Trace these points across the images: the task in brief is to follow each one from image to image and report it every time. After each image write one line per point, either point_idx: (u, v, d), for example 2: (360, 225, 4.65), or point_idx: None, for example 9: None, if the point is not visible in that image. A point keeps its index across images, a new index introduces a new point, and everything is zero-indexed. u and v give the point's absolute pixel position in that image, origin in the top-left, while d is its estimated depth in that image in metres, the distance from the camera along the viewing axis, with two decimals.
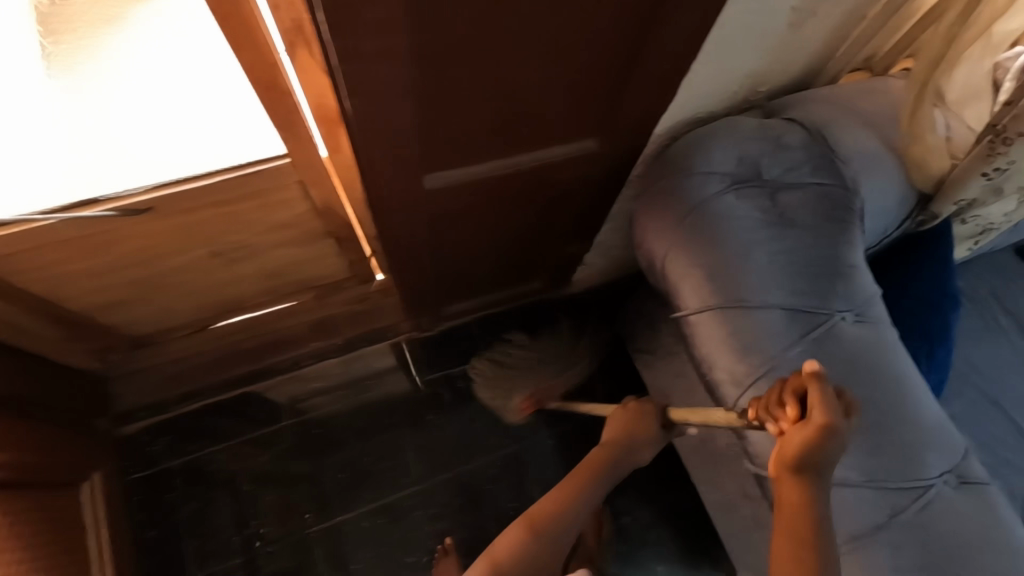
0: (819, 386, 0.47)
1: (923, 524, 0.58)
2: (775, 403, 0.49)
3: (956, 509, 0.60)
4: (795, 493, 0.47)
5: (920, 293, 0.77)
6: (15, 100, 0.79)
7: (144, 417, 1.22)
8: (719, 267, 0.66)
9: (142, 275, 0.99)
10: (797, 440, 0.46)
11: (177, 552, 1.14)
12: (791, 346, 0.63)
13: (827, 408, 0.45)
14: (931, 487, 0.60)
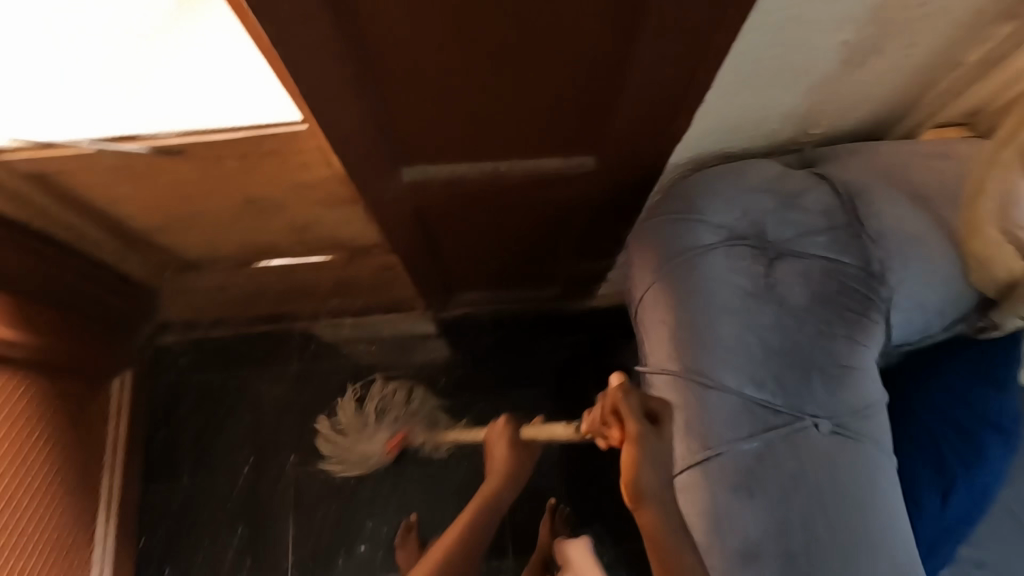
0: (625, 398, 0.52)
1: None
2: (603, 423, 0.54)
3: None
4: (646, 519, 0.50)
5: (940, 414, 0.67)
6: (123, 24, 0.88)
7: (178, 331, 1.37)
8: (682, 330, 0.57)
9: (184, 209, 1.09)
10: (626, 456, 0.50)
11: (181, 456, 1.28)
12: (741, 440, 0.54)
13: (630, 414, 0.51)
14: None
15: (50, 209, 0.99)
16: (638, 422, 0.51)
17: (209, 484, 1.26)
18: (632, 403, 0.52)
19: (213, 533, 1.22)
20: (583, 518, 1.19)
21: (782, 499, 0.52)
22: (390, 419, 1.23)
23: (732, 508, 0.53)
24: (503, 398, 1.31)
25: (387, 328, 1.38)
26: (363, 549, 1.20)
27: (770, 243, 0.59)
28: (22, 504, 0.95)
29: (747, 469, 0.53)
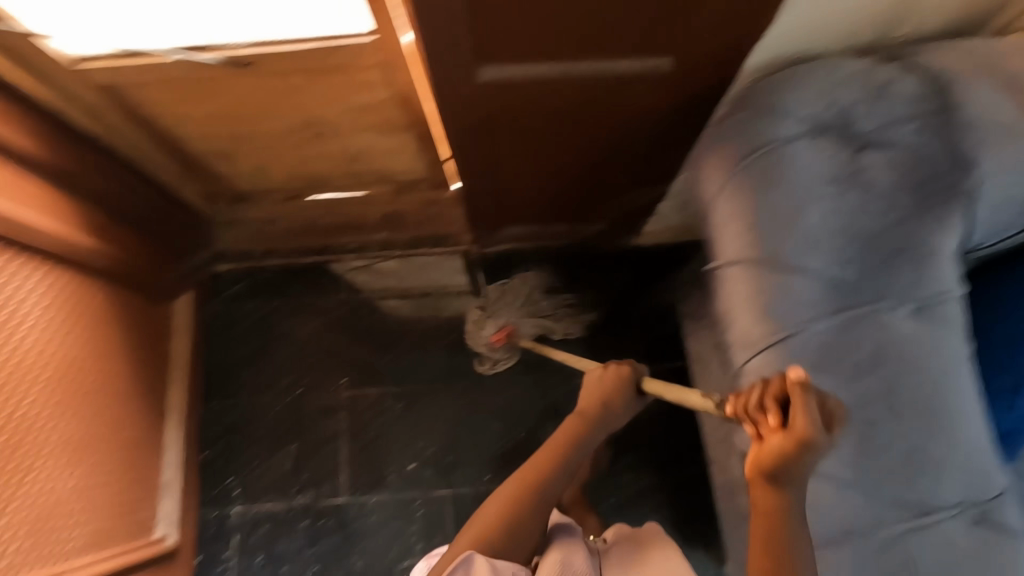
0: (800, 396, 0.50)
1: (908, 545, 0.53)
2: (755, 407, 0.54)
3: (957, 543, 0.53)
4: (768, 502, 0.53)
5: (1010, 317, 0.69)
6: None
7: (233, 260, 1.40)
8: (765, 218, 0.59)
9: (246, 130, 1.11)
10: (777, 446, 0.50)
11: (238, 377, 1.32)
12: (820, 318, 0.56)
13: (804, 412, 0.49)
14: (933, 513, 0.54)
15: (122, 125, 1.03)
16: (810, 423, 0.49)
17: (266, 403, 1.30)
18: (809, 403, 0.49)
19: (270, 448, 1.26)
20: (625, 445, 1.23)
21: (859, 376, 0.55)
22: (530, 317, 1.27)
23: None
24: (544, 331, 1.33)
25: (422, 278, 1.39)
26: (413, 467, 1.24)
27: (857, 132, 0.59)
28: (97, 401, 0.98)
29: (826, 346, 0.56)
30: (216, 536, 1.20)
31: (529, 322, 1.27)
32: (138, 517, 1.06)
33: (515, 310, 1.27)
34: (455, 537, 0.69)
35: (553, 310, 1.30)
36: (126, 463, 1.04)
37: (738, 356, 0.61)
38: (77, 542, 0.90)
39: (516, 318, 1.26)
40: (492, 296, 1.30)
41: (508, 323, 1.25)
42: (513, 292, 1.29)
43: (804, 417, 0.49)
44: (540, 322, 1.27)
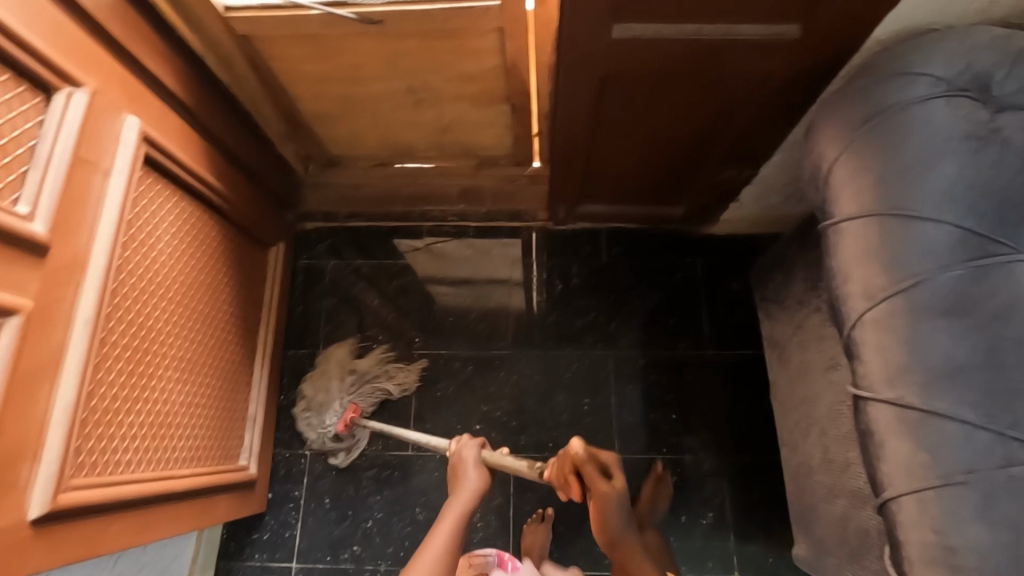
0: (581, 461, 0.84)
1: None
2: (564, 483, 0.86)
3: None
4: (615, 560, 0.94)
5: None
6: None
7: (319, 220, 1.50)
8: (896, 171, 0.61)
9: (352, 92, 1.17)
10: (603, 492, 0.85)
11: (317, 329, 1.40)
12: (950, 267, 0.58)
13: (585, 464, 0.84)
14: None
15: (245, 77, 1.12)
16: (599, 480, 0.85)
17: (341, 355, 1.37)
18: (592, 469, 0.85)
19: None
20: (688, 426, 1.25)
21: (990, 320, 0.56)
22: (360, 385, 1.28)
23: (937, 328, 0.57)
24: (610, 305, 1.36)
25: (490, 254, 1.44)
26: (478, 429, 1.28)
27: (992, 97, 0.62)
28: (205, 328, 1.04)
29: (956, 293, 0.57)
30: (287, 476, 1.27)
31: (363, 391, 1.28)
32: (227, 445, 1.12)
33: (342, 392, 1.26)
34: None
35: (375, 369, 1.31)
36: (221, 390, 1.10)
37: (854, 307, 0.63)
38: (181, 453, 0.96)
39: (349, 396, 1.26)
40: (312, 391, 1.28)
41: (354, 406, 1.25)
42: (326, 380, 1.27)
43: (587, 466, 0.84)
44: (372, 386, 1.29)
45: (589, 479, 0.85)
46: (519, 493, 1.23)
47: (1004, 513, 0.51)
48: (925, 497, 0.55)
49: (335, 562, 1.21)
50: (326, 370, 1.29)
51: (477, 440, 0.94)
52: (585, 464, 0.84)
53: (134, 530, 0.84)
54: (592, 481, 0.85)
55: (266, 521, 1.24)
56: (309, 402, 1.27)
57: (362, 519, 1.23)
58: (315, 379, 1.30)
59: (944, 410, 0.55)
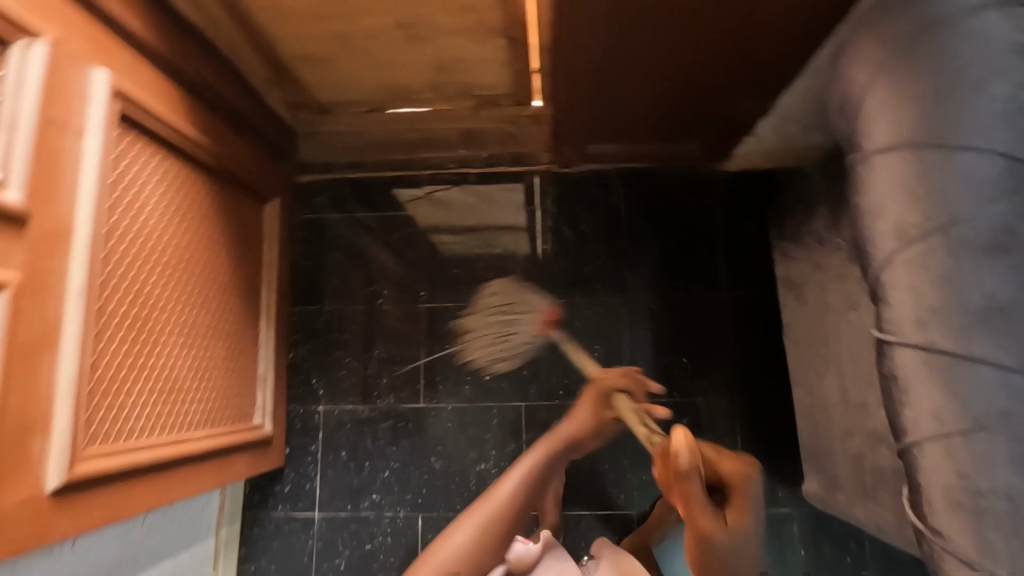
0: (681, 460, 0.69)
1: None
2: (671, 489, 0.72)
3: None
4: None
5: None
6: None
7: (317, 170, 1.43)
8: (938, 95, 0.55)
9: (336, 30, 1.07)
10: (699, 516, 0.69)
11: (322, 284, 1.38)
12: (996, 199, 0.52)
13: (684, 467, 0.68)
14: None
15: (220, 19, 1.03)
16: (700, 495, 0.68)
17: (349, 309, 1.36)
18: (693, 481, 0.68)
19: (354, 351, 1.33)
20: (700, 369, 1.24)
21: None
22: (517, 315, 1.19)
23: (975, 267, 0.53)
24: (620, 250, 1.32)
25: (494, 201, 1.39)
26: (490, 380, 1.28)
27: None
28: (207, 291, 1.03)
29: (998, 227, 0.52)
30: (304, 431, 1.29)
31: (523, 318, 1.18)
32: (241, 404, 1.13)
33: (515, 327, 1.19)
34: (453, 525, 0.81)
35: (527, 302, 1.20)
36: (228, 353, 1.10)
37: (884, 245, 0.60)
38: (196, 415, 0.97)
39: (520, 331, 1.19)
40: (481, 350, 1.24)
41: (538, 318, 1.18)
42: (495, 328, 1.20)
43: (685, 469, 0.68)
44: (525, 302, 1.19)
45: (690, 497, 0.69)
46: (533, 439, 1.25)
47: None
48: (953, 444, 0.53)
49: (356, 510, 1.25)
50: (479, 324, 1.23)
51: (615, 382, 0.98)
52: (687, 473, 0.68)
53: (158, 491, 0.85)
54: (695, 502, 0.68)
55: (286, 474, 1.27)
56: (496, 354, 1.22)
57: (379, 470, 1.26)
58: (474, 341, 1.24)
59: (978, 355, 0.52)
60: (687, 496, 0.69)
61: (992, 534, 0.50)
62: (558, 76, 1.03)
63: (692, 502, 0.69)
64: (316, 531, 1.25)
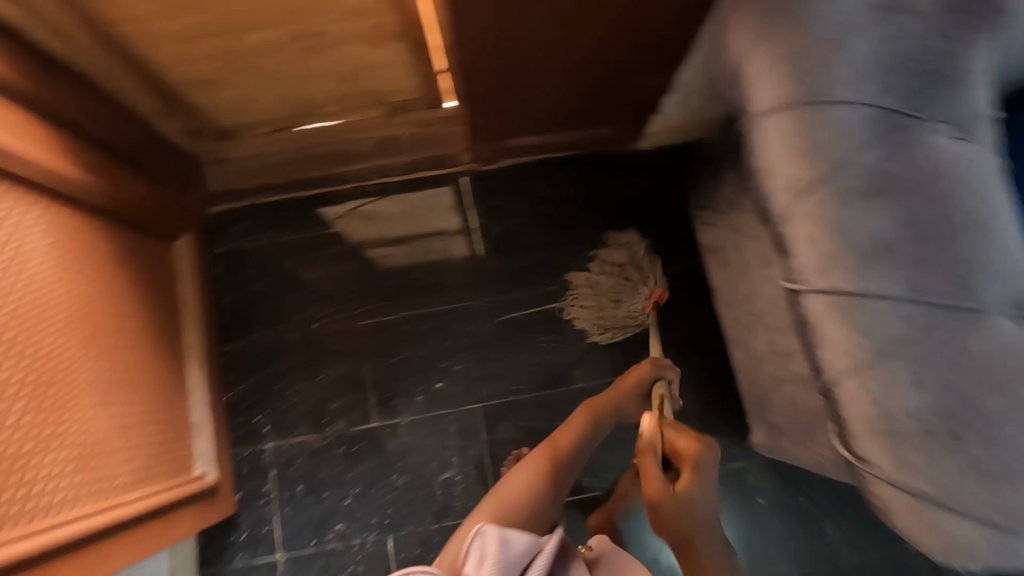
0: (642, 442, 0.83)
1: (962, 343, 0.55)
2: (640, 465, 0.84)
3: (1010, 336, 0.56)
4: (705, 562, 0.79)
5: None
6: None
7: (227, 200, 1.36)
8: (807, 54, 0.59)
9: (224, 49, 1.01)
10: (651, 485, 0.79)
11: (251, 317, 1.31)
12: (868, 147, 0.58)
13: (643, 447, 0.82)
14: (985, 312, 0.56)
15: (92, 48, 0.95)
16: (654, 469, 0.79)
17: (283, 339, 1.30)
18: (648, 456, 0.81)
19: (295, 380, 1.27)
20: (644, 342, 1.28)
21: (909, 195, 0.58)
22: (627, 280, 1.20)
23: (860, 211, 0.58)
24: (551, 239, 1.34)
25: (420, 207, 1.37)
26: (441, 386, 1.27)
27: None
28: (117, 343, 0.95)
29: (874, 172, 0.58)
30: (253, 472, 1.23)
31: (636, 284, 1.19)
32: (176, 456, 1.06)
33: (627, 293, 1.20)
34: (486, 499, 0.82)
35: (641, 267, 1.21)
36: (152, 405, 1.02)
37: (779, 201, 0.62)
38: (124, 477, 0.90)
39: (628, 295, 1.19)
40: (585, 317, 1.25)
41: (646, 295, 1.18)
42: (605, 290, 1.22)
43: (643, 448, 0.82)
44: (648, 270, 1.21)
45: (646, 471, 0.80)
46: (493, 438, 1.24)
47: (933, 377, 0.55)
48: (864, 376, 0.57)
49: (321, 544, 1.20)
50: (586, 287, 1.24)
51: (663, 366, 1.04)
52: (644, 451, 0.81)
53: (93, 565, 0.78)
54: (650, 475, 0.79)
55: (240, 520, 1.21)
56: (603, 322, 1.23)
57: (340, 497, 1.22)
58: (581, 308, 1.26)
59: (874, 290, 0.57)
60: (645, 467, 0.80)
61: (906, 452, 0.55)
62: (458, 74, 1.01)
63: (650, 472, 0.79)
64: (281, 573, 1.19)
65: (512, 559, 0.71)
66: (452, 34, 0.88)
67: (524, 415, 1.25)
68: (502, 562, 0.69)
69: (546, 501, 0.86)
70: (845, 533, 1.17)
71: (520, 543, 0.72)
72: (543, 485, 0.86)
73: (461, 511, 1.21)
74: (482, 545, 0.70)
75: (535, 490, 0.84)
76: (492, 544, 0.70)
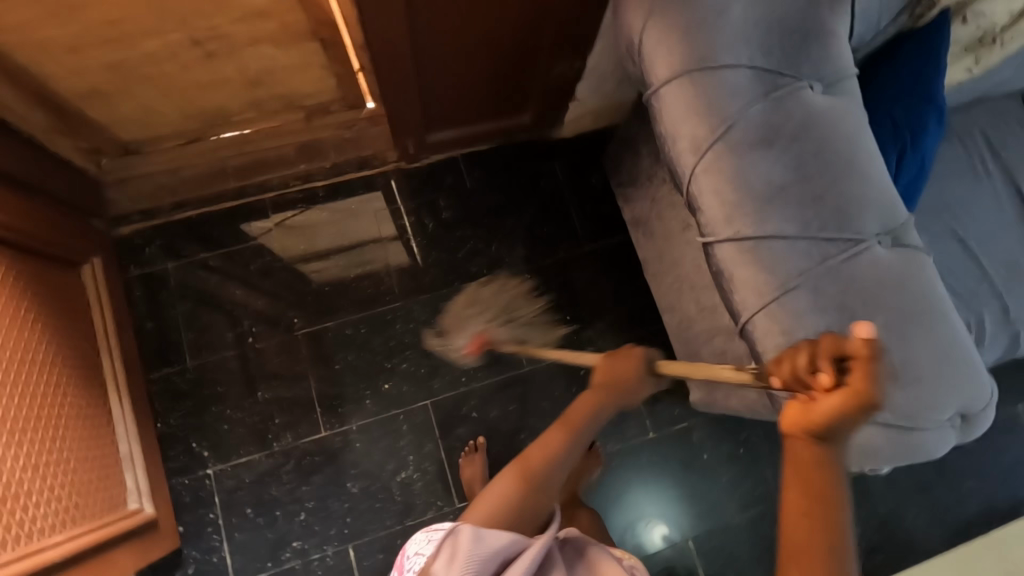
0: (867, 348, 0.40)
1: (847, 269, 0.63)
2: (805, 371, 0.43)
3: (885, 260, 0.64)
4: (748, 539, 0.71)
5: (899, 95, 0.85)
6: None
7: (137, 220, 1.28)
8: (693, 25, 0.65)
9: (121, 57, 0.96)
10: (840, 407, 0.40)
11: (177, 340, 1.24)
12: (753, 106, 0.65)
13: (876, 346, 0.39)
14: (864, 241, 0.64)
15: None
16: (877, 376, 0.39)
17: (216, 359, 1.24)
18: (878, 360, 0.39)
19: (234, 400, 1.22)
20: (585, 322, 1.32)
21: (792, 144, 0.65)
22: (506, 321, 1.23)
23: (752, 163, 0.64)
24: (484, 231, 1.36)
25: (351, 211, 1.35)
26: (389, 387, 1.26)
27: None
28: (24, 376, 0.87)
29: (762, 127, 0.65)
30: (196, 502, 1.16)
31: (506, 326, 1.22)
32: (106, 494, 0.98)
33: (496, 320, 1.22)
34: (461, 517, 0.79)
35: (529, 318, 1.25)
36: (72, 441, 0.94)
37: (686, 162, 0.67)
38: (44, 521, 0.83)
39: (492, 322, 1.21)
40: (451, 313, 1.26)
41: (479, 330, 1.20)
42: (473, 308, 1.24)
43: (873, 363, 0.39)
44: (516, 326, 1.22)
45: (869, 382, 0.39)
46: (447, 431, 1.24)
47: (826, 301, 0.62)
48: (772, 310, 0.63)
49: (278, 565, 1.15)
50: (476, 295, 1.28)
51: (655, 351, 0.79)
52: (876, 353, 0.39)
53: None
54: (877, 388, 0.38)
55: (186, 555, 1.14)
56: (456, 322, 1.24)
57: (294, 514, 1.18)
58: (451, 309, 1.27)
59: (771, 232, 0.63)
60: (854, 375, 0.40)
61: None
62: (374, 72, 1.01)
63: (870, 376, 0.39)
64: None
65: (488, 557, 0.69)
66: (363, 30, 0.89)
67: (476, 405, 1.26)
68: (474, 559, 0.69)
69: (527, 513, 0.78)
70: (782, 472, 1.27)
71: (498, 541, 0.70)
72: (513, 505, 0.78)
73: (422, 508, 1.20)
74: (454, 544, 0.70)
75: (498, 517, 0.77)
76: (463, 541, 0.69)
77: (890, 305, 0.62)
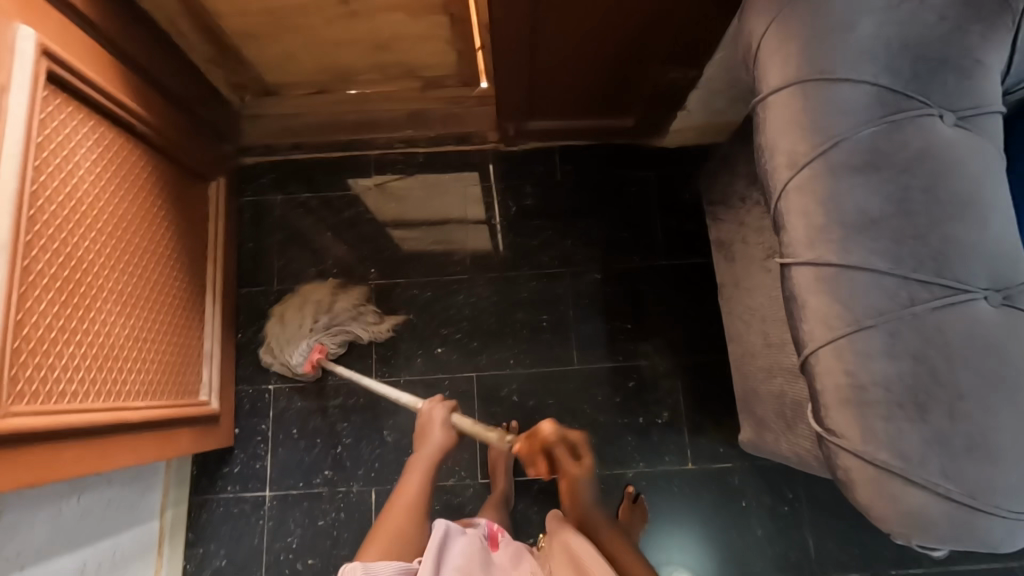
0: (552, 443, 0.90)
1: (937, 318, 0.56)
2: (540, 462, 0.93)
3: (988, 318, 0.57)
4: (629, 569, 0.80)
5: None
6: None
7: (260, 152, 1.43)
8: (817, 35, 0.62)
9: (277, 5, 1.08)
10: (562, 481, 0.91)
11: (269, 265, 1.37)
12: (865, 126, 0.60)
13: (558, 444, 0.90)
14: (966, 293, 0.57)
15: None
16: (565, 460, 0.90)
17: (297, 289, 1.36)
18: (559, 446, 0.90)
19: None
20: (644, 335, 1.29)
21: (902, 174, 0.59)
22: (331, 326, 1.24)
23: (852, 186, 0.60)
24: (563, 224, 1.37)
25: (443, 182, 1.41)
26: (440, 351, 1.30)
27: None
28: (145, 261, 1.01)
29: (871, 149, 0.60)
30: (253, 411, 1.28)
31: (331, 332, 1.24)
32: (185, 380, 1.11)
33: (326, 332, 1.24)
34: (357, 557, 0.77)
35: (350, 314, 1.27)
36: (169, 326, 1.08)
37: (780, 176, 0.64)
38: (134, 385, 0.96)
39: (319, 335, 1.23)
40: (275, 333, 1.25)
41: (313, 347, 1.22)
42: (290, 323, 1.24)
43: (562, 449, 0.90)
44: (339, 330, 1.25)
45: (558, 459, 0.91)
46: (484, 407, 1.27)
47: (904, 347, 0.57)
48: (839, 345, 0.59)
49: (307, 487, 1.24)
50: (305, 301, 1.26)
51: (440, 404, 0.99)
52: (555, 445, 0.90)
53: (93, 456, 0.83)
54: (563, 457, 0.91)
55: (234, 455, 1.26)
56: (285, 347, 1.23)
57: (331, 445, 1.26)
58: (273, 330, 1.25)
59: (858, 262, 0.59)
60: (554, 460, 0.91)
61: (875, 422, 0.57)
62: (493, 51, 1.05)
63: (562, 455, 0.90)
64: (266, 510, 1.23)
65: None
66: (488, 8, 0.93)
67: (518, 390, 1.28)
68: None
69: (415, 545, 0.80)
70: (824, 543, 1.16)
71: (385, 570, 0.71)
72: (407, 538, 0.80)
73: (445, 474, 1.24)
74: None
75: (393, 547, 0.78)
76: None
77: (983, 368, 0.55)
